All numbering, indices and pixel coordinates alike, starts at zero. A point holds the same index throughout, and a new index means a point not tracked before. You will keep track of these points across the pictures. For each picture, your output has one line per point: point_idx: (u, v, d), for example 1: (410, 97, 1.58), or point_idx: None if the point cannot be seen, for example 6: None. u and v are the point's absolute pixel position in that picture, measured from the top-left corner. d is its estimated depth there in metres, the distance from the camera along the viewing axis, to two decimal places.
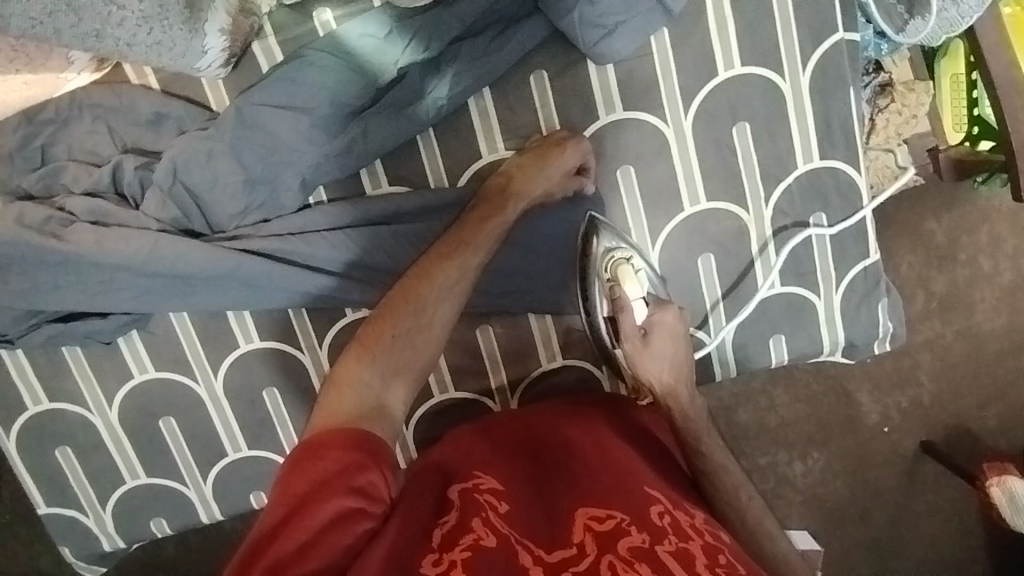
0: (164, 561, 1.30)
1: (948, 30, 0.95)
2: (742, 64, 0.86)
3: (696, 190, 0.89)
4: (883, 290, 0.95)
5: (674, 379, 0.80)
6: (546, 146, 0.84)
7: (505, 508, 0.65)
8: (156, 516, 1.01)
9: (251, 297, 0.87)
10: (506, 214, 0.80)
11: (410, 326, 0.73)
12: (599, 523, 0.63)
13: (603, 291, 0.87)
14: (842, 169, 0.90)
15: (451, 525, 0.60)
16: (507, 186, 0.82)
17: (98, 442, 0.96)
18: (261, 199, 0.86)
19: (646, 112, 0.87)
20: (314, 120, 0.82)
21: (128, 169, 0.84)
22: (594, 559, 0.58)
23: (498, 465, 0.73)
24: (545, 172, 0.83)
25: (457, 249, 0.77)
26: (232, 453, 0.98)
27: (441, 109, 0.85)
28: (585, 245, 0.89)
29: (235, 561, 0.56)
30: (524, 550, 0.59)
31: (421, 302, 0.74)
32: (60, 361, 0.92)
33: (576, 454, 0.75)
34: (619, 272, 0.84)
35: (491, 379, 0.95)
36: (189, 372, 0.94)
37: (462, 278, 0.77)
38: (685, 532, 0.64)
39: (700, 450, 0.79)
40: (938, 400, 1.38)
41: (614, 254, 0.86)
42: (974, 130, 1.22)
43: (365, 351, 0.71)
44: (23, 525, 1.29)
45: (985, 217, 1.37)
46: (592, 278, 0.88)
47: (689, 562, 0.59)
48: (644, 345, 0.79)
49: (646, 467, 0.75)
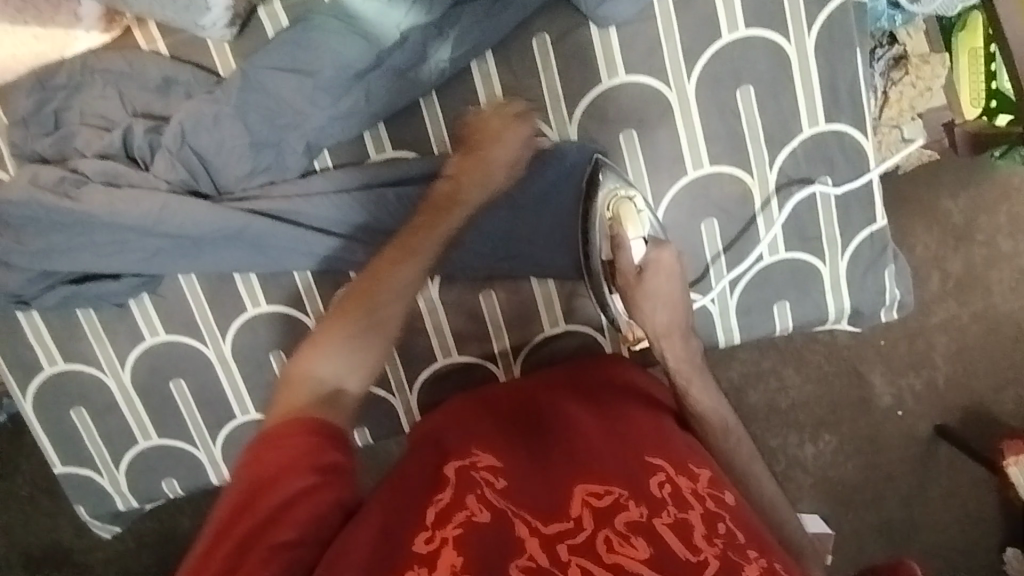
0: (180, 533, 1.34)
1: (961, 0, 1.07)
2: (746, 26, 0.85)
3: (699, 154, 0.89)
4: (890, 256, 0.94)
5: (672, 320, 0.81)
6: (495, 121, 0.82)
7: (503, 484, 0.66)
8: (168, 477, 1.03)
9: (259, 259, 0.90)
10: (452, 222, 0.79)
11: (365, 321, 0.72)
12: (597, 498, 0.63)
13: (603, 232, 0.88)
14: (848, 133, 0.89)
15: (446, 504, 0.62)
16: (454, 193, 0.80)
17: (112, 403, 0.99)
18: (267, 162, 0.88)
19: (649, 75, 0.87)
20: (318, 83, 0.84)
21: (138, 132, 0.86)
22: (591, 533, 0.58)
23: (496, 438, 0.73)
24: (496, 163, 0.81)
25: (409, 248, 0.76)
26: (241, 416, 1.00)
27: (443, 71, 0.86)
28: (590, 188, 0.88)
29: (206, 539, 0.60)
30: (521, 522, 0.60)
31: (373, 302, 0.73)
32: (75, 323, 0.95)
33: (576, 424, 0.74)
34: (620, 210, 0.86)
35: (495, 344, 0.96)
36: (199, 335, 0.96)
37: (412, 278, 0.75)
38: (685, 501, 0.64)
39: (687, 394, 0.81)
40: (952, 384, 1.36)
41: (619, 193, 0.87)
42: (992, 104, 1.20)
43: (319, 347, 0.71)
44: (46, 495, 1.33)
45: (1003, 195, 1.35)
46: (595, 215, 0.88)
47: (687, 534, 0.59)
48: (639, 282, 0.81)
49: (647, 433, 0.74)
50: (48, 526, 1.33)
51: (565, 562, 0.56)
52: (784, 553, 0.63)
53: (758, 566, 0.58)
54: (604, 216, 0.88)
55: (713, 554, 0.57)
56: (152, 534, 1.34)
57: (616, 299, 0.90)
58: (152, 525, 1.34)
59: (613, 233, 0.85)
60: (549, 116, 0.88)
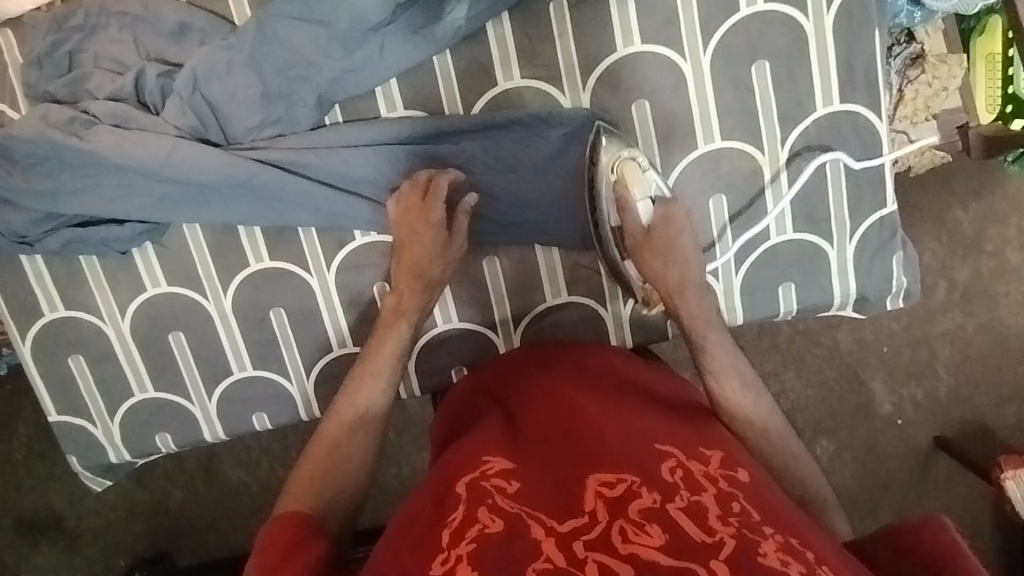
0: (171, 507, 1.34)
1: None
2: (765, 0, 0.85)
3: (711, 128, 0.88)
4: (899, 243, 0.93)
5: (681, 280, 0.82)
6: (413, 212, 0.85)
7: (515, 486, 0.62)
8: (162, 432, 1.02)
9: (264, 211, 0.90)
10: (406, 331, 0.85)
11: (340, 452, 0.77)
12: (610, 487, 0.59)
13: (609, 195, 0.86)
14: (862, 114, 0.89)
15: (459, 521, 0.59)
16: (398, 305, 0.85)
17: (109, 353, 0.98)
18: (278, 113, 0.88)
19: (664, 45, 0.86)
20: (333, 34, 0.84)
21: (151, 76, 0.86)
22: (605, 526, 0.55)
23: (500, 439, 0.70)
24: (426, 261, 0.85)
25: (364, 374, 0.82)
26: (237, 373, 1.00)
27: (459, 30, 0.85)
28: (592, 152, 0.87)
29: None
30: (535, 522, 0.57)
31: (337, 443, 0.78)
32: (77, 269, 0.95)
33: (582, 413, 0.70)
34: (625, 171, 0.84)
35: (496, 312, 0.96)
36: (200, 289, 0.96)
37: (370, 386, 0.81)
38: (697, 485, 0.59)
39: (704, 350, 0.80)
40: (955, 396, 1.35)
41: (622, 152, 0.85)
42: (1008, 108, 1.17)
43: (302, 490, 0.74)
44: (41, 460, 1.32)
45: (1014, 207, 1.33)
46: (600, 178, 0.87)
47: (702, 517, 0.55)
48: (647, 241, 0.83)
49: (657, 421, 0.70)
50: (40, 490, 1.33)
51: (581, 559, 0.52)
52: (808, 531, 0.59)
53: (776, 542, 0.54)
54: (607, 179, 0.86)
55: (729, 534, 0.53)
56: (144, 504, 1.34)
57: (628, 266, 0.89)
58: (145, 494, 1.34)
59: (618, 195, 0.84)
60: (562, 82, 0.88)
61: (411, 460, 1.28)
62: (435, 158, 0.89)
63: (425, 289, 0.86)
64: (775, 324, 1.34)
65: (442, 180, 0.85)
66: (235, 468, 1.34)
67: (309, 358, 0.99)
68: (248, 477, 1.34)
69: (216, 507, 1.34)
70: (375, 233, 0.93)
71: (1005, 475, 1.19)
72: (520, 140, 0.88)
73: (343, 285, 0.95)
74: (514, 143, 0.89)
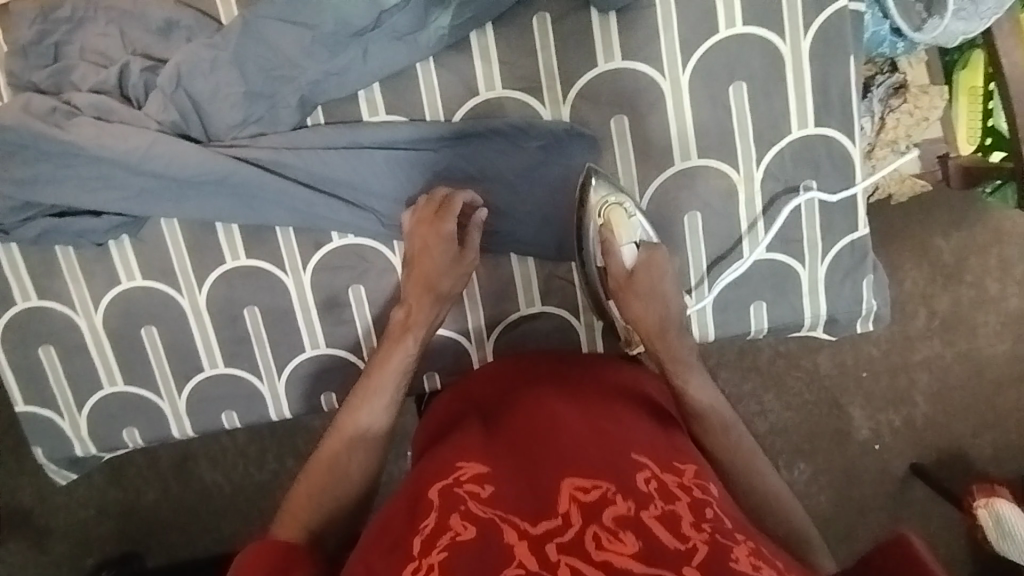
0: (143, 506, 1.32)
1: (962, 33, 1.03)
2: (744, 23, 0.87)
3: (687, 145, 0.90)
4: (870, 267, 0.95)
5: (661, 325, 0.84)
6: (424, 226, 0.87)
7: (489, 490, 0.62)
8: (130, 426, 1.01)
9: (242, 209, 0.90)
10: (413, 343, 0.84)
11: (338, 469, 0.76)
12: (585, 492, 0.58)
13: (596, 238, 0.89)
14: (835, 139, 0.90)
15: (432, 527, 0.59)
16: (405, 318, 0.86)
17: (80, 345, 0.98)
18: (259, 113, 0.89)
19: (644, 62, 0.88)
20: (317, 36, 0.85)
21: (135, 71, 0.87)
22: (578, 530, 0.55)
23: (478, 444, 0.69)
24: (436, 273, 0.87)
25: (366, 395, 0.80)
26: (208, 370, 0.99)
27: (443, 38, 0.87)
28: (582, 195, 0.90)
29: None
30: (509, 527, 0.57)
31: (336, 460, 0.76)
32: (52, 259, 0.94)
33: (561, 419, 0.69)
34: (611, 215, 0.87)
35: (470, 320, 0.96)
36: (174, 284, 0.96)
37: (372, 409, 0.80)
38: (671, 493, 0.60)
39: (688, 395, 0.80)
40: (932, 424, 1.36)
41: (609, 197, 0.88)
42: (987, 141, 1.19)
43: (300, 510, 0.73)
44: (9, 454, 1.30)
45: (996, 239, 1.34)
46: (587, 219, 0.89)
47: (675, 524, 0.55)
48: (630, 284, 0.85)
49: (633, 427, 0.70)
50: (9, 487, 1.31)
51: (554, 563, 0.53)
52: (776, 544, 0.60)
53: (747, 548, 0.55)
54: (596, 223, 0.88)
55: (702, 540, 0.54)
56: (117, 503, 1.32)
57: (611, 305, 0.92)
58: (117, 493, 1.32)
59: (604, 237, 0.87)
60: (543, 95, 0.89)
61: (389, 469, 1.27)
62: (416, 165, 0.91)
63: (432, 309, 0.87)
64: (756, 345, 1.34)
65: (456, 199, 0.87)
66: (210, 470, 1.32)
67: (282, 358, 0.99)
68: (223, 479, 1.32)
69: (189, 508, 1.33)
70: (352, 236, 0.94)
71: (976, 504, 1.20)
72: (500, 150, 0.90)
73: (318, 286, 0.95)
74: (493, 153, 0.90)
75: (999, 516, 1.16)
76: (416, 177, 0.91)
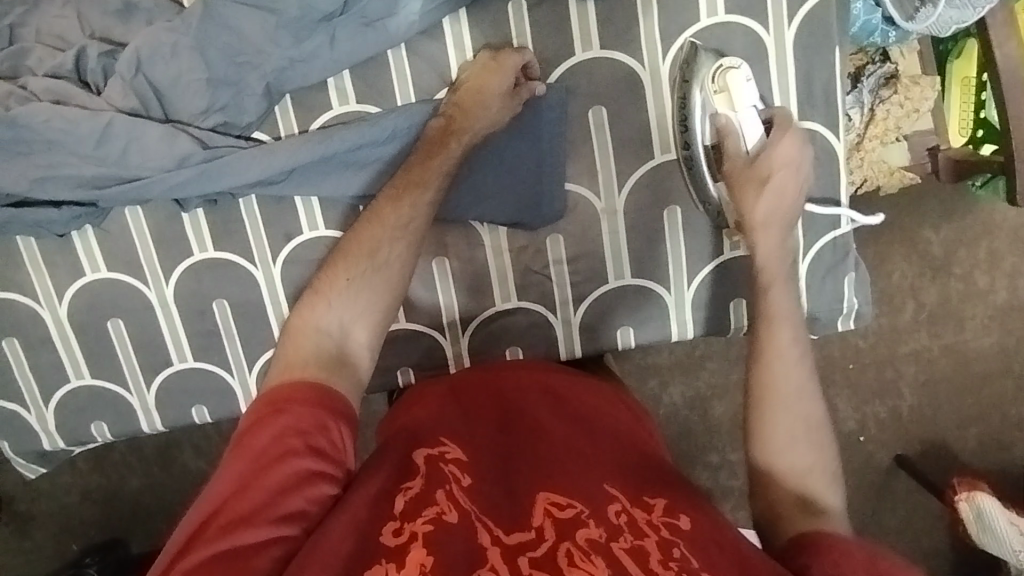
0: (121, 495, 1.31)
1: (958, 23, 0.99)
2: (727, 12, 0.84)
3: (667, 138, 0.88)
4: (852, 264, 0.93)
5: (773, 211, 0.75)
6: (478, 74, 0.83)
7: (469, 481, 0.66)
8: (98, 420, 0.99)
9: (207, 180, 0.85)
10: (436, 177, 0.80)
11: (350, 283, 0.75)
12: (559, 508, 0.63)
13: (706, 106, 0.84)
14: (820, 132, 0.88)
15: (416, 494, 0.64)
16: (446, 129, 0.82)
17: (45, 338, 0.95)
18: (224, 101, 0.85)
19: (623, 52, 0.86)
20: (281, 22, 0.82)
21: (92, 55, 0.84)
22: (551, 545, 0.59)
23: (465, 431, 0.73)
24: (482, 109, 0.82)
25: (407, 188, 0.79)
26: (178, 363, 0.97)
27: (413, 25, 0.84)
28: (690, 63, 0.85)
29: (185, 527, 0.62)
30: (483, 529, 0.61)
31: (376, 246, 0.77)
32: (14, 250, 0.92)
33: (553, 438, 0.73)
34: (727, 81, 0.81)
35: (444, 314, 0.94)
36: (141, 276, 0.93)
37: (414, 219, 0.79)
38: (641, 529, 0.62)
39: (765, 296, 0.74)
40: (917, 416, 1.35)
41: (722, 62, 0.82)
42: (979, 133, 1.16)
43: (303, 337, 0.73)
44: None
45: (986, 231, 1.32)
46: (694, 89, 0.84)
47: (644, 557, 0.59)
48: (748, 167, 0.77)
49: (613, 450, 0.73)
50: None
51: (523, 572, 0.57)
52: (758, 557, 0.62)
53: None
54: (711, 90, 0.82)
55: None
56: (96, 491, 1.31)
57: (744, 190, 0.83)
58: (95, 483, 1.31)
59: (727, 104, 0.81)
60: None
61: None
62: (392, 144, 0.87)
63: (459, 158, 0.82)
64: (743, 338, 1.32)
65: (511, 55, 0.83)
66: (189, 462, 1.30)
67: (253, 352, 0.96)
68: (201, 471, 1.30)
69: (168, 498, 1.31)
70: (322, 228, 0.92)
71: (958, 497, 1.18)
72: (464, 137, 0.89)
73: (288, 279, 0.93)
74: (348, 138, 0.86)
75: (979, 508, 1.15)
76: (394, 124, 0.86)
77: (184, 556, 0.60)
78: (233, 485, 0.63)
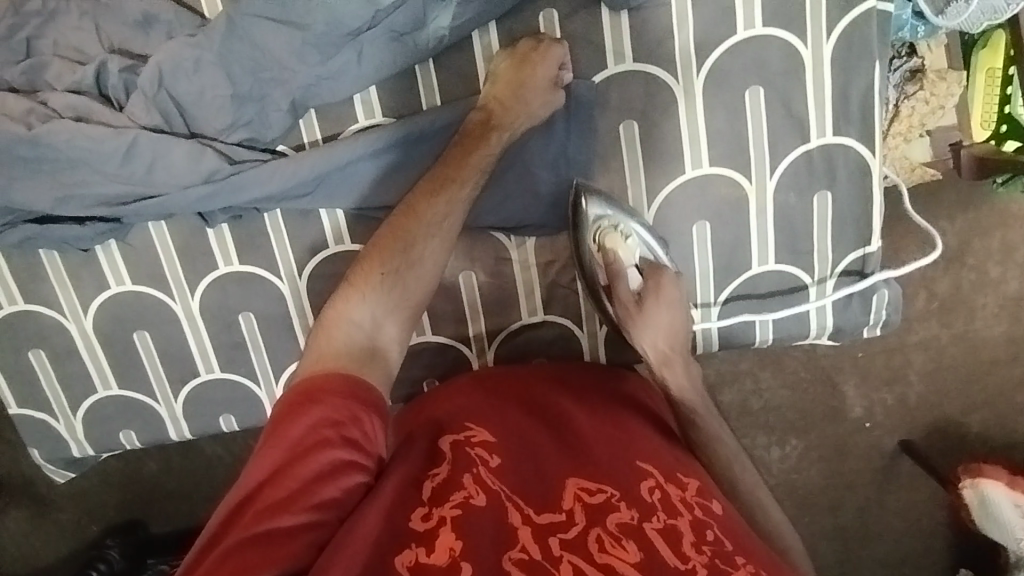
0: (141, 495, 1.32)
1: (991, 16, 0.97)
2: (764, 24, 0.82)
3: (699, 154, 0.87)
4: (882, 281, 0.93)
5: (668, 346, 0.81)
6: (516, 67, 0.81)
7: (497, 462, 0.70)
8: (126, 428, 1.00)
9: (232, 195, 0.84)
10: (474, 172, 0.79)
11: (384, 278, 0.75)
12: (589, 494, 0.66)
13: (596, 260, 0.88)
14: (853, 148, 0.87)
15: (443, 479, 0.67)
16: (487, 122, 0.80)
17: (72, 350, 0.95)
18: (249, 117, 0.83)
19: (657, 66, 0.84)
20: (308, 38, 0.80)
21: (113, 70, 0.82)
22: (582, 529, 0.62)
23: (493, 418, 0.76)
24: (520, 102, 0.80)
25: (445, 184, 0.78)
26: (204, 374, 0.98)
27: (442, 39, 0.82)
28: (575, 215, 0.88)
29: (219, 514, 0.63)
30: (513, 508, 0.64)
31: (409, 239, 0.77)
32: (38, 264, 0.91)
33: (579, 427, 0.75)
34: (607, 239, 0.86)
35: (470, 327, 0.95)
36: (167, 290, 0.93)
37: (450, 214, 0.79)
38: (674, 507, 0.66)
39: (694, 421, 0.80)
40: (924, 402, 1.34)
41: (600, 220, 0.87)
42: (1003, 128, 1.13)
43: (335, 330, 0.73)
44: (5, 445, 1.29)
45: (1002, 222, 1.29)
46: (584, 243, 0.88)
47: (675, 541, 0.62)
48: (638, 309, 0.81)
49: (642, 433, 0.76)
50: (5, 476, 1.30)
51: (556, 556, 0.60)
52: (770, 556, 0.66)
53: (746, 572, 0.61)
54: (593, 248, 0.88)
55: (700, 563, 0.61)
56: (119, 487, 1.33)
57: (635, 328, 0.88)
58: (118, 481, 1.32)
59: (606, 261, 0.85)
60: None
61: None
62: (424, 141, 0.85)
63: (498, 154, 0.81)
64: None
65: (548, 47, 0.81)
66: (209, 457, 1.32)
67: (279, 363, 0.97)
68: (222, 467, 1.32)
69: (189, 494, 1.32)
70: (348, 241, 0.91)
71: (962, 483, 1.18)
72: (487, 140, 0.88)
73: (314, 293, 0.93)
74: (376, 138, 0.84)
75: (983, 495, 1.14)
76: (424, 122, 0.84)
77: (220, 539, 0.60)
78: (270, 471, 0.64)
